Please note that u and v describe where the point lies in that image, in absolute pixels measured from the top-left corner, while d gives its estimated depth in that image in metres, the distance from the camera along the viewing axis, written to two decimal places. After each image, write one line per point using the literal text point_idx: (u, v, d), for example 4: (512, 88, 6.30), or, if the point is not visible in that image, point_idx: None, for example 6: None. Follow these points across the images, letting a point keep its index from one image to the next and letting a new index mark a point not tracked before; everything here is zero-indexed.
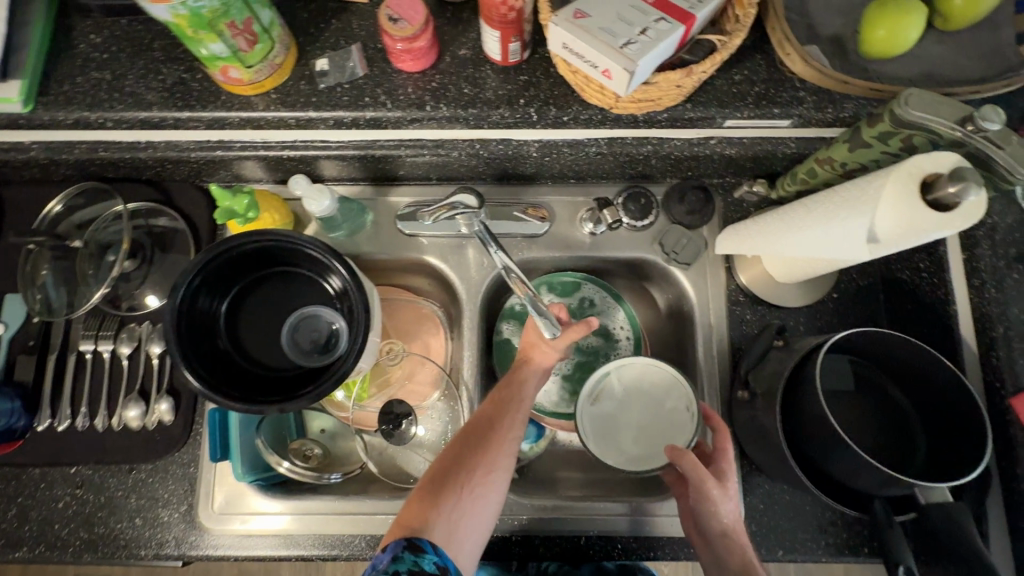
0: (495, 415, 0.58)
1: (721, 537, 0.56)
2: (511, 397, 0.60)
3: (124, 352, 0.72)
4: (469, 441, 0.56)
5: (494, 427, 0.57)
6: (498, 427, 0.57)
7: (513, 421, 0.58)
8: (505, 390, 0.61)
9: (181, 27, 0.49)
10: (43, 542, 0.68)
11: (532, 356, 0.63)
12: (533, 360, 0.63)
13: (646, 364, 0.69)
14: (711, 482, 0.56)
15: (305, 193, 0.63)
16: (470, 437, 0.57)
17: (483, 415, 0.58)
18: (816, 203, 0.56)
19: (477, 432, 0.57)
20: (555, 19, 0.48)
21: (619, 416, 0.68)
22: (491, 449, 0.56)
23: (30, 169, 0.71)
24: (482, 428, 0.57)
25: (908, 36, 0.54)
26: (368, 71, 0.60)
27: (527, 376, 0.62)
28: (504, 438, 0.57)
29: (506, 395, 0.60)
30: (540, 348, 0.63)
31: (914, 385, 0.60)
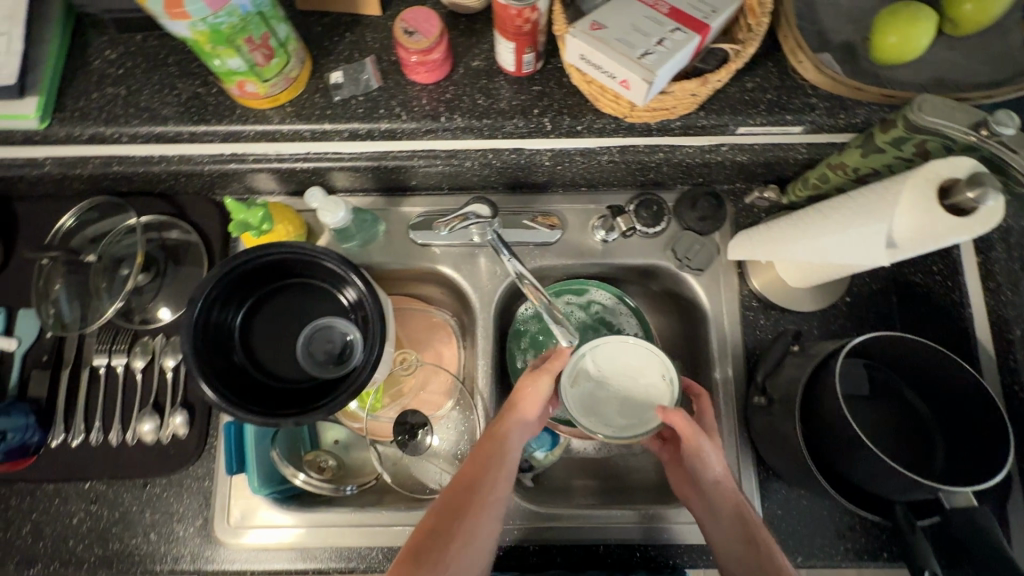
0: (476, 478, 0.57)
1: (716, 490, 0.57)
2: (492, 454, 0.58)
3: (138, 366, 0.72)
4: (449, 508, 0.56)
5: (475, 493, 0.56)
6: (477, 491, 0.56)
7: (495, 482, 0.57)
8: (486, 447, 0.59)
9: (200, 42, 0.49)
10: (58, 558, 0.68)
11: (517, 403, 0.61)
12: (517, 408, 0.61)
13: (619, 341, 0.64)
14: (701, 438, 0.57)
15: (320, 205, 0.64)
16: (451, 502, 0.56)
17: (466, 477, 0.58)
18: (832, 209, 0.56)
19: (458, 497, 0.56)
20: (572, 31, 0.49)
21: (600, 392, 0.63)
22: (472, 517, 0.55)
23: (44, 184, 0.71)
24: (463, 492, 0.56)
25: (920, 44, 0.54)
26: (383, 83, 0.61)
27: (513, 428, 0.60)
28: (484, 503, 0.56)
29: (487, 453, 0.59)
30: (524, 394, 0.61)
31: (931, 389, 0.60)
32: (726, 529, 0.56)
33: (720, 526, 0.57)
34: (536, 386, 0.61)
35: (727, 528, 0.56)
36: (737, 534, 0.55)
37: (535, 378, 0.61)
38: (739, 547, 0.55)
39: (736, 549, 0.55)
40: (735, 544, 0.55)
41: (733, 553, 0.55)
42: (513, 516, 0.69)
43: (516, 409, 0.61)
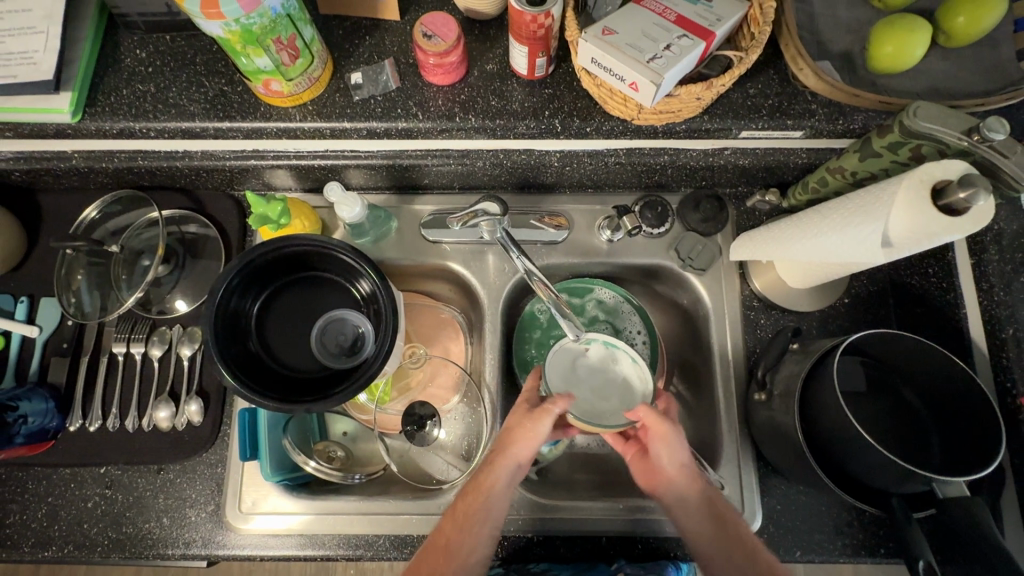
0: (457, 537, 0.59)
1: (684, 479, 0.61)
2: (475, 511, 0.59)
3: (155, 354, 0.74)
4: (427, 567, 0.57)
5: (456, 543, 0.58)
6: (456, 551, 0.58)
7: (476, 540, 0.58)
8: (469, 503, 0.60)
9: (231, 42, 0.52)
10: (72, 541, 0.69)
11: (508, 451, 0.61)
12: (507, 456, 0.61)
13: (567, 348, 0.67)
14: (670, 429, 0.61)
15: (339, 200, 0.66)
16: (430, 561, 0.58)
17: (449, 527, 0.60)
18: (832, 209, 0.58)
19: (437, 556, 0.58)
20: (584, 36, 0.51)
21: (583, 396, 0.64)
22: (450, 567, 0.57)
23: (70, 177, 0.73)
24: (442, 551, 0.58)
25: (915, 54, 0.57)
26: (401, 84, 0.64)
27: (497, 476, 0.61)
28: (463, 563, 0.57)
29: (470, 510, 0.60)
30: (515, 442, 0.61)
31: (926, 386, 0.62)
32: (698, 516, 0.60)
33: (691, 514, 0.60)
34: (529, 434, 0.61)
35: (699, 516, 0.60)
36: (710, 518, 0.60)
37: (530, 424, 0.61)
38: (711, 530, 0.59)
39: (710, 531, 0.59)
40: (708, 527, 0.59)
41: (707, 535, 0.59)
42: (518, 507, 0.71)
43: (506, 459, 0.61)
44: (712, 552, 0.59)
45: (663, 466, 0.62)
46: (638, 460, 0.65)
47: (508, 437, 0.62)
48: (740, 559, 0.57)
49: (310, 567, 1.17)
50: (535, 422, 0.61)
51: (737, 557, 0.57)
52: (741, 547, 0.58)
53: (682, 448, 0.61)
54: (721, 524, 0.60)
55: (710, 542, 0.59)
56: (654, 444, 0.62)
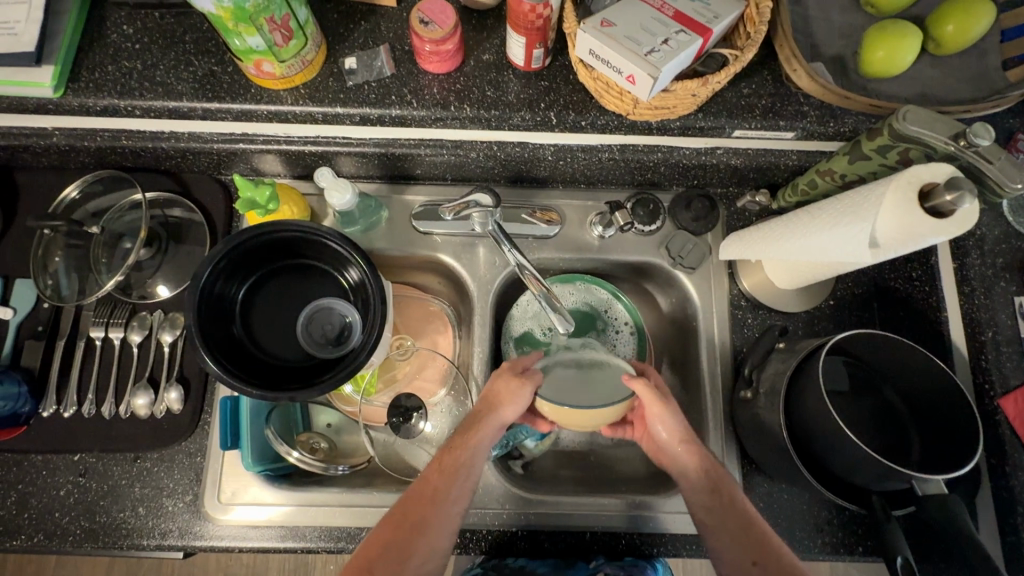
0: (442, 488, 0.58)
1: (686, 456, 0.62)
2: (461, 465, 0.59)
3: (135, 340, 0.72)
4: (413, 520, 0.56)
5: (440, 495, 0.58)
6: (442, 503, 0.57)
7: (460, 492, 0.58)
8: (455, 456, 0.59)
9: (223, 19, 0.50)
10: (42, 530, 0.67)
11: (494, 410, 0.61)
12: (493, 414, 0.61)
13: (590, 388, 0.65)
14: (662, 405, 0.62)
15: (329, 185, 0.65)
16: (413, 511, 0.57)
17: (433, 479, 0.58)
18: (821, 211, 0.59)
19: (422, 505, 0.57)
20: (583, 27, 0.51)
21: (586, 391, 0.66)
22: (434, 517, 0.56)
23: (49, 155, 0.71)
24: (428, 503, 0.57)
25: (905, 60, 0.58)
26: (396, 71, 0.63)
27: (482, 432, 0.60)
28: (447, 516, 0.57)
29: (456, 464, 0.59)
30: (500, 403, 0.61)
31: (911, 388, 0.63)
32: (702, 496, 0.60)
33: (696, 494, 0.60)
34: (514, 393, 0.61)
35: (703, 497, 0.60)
36: (713, 502, 0.59)
37: (515, 386, 0.61)
38: (716, 511, 0.59)
39: (715, 518, 0.59)
40: (712, 510, 0.59)
41: (714, 522, 0.59)
42: (501, 500, 0.71)
43: (490, 420, 0.61)
44: (716, 535, 0.58)
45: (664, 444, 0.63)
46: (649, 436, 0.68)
47: (496, 399, 0.61)
48: (743, 542, 0.57)
49: (288, 564, 1.15)
50: (523, 388, 0.61)
51: (743, 546, 0.56)
52: (748, 534, 0.57)
53: (681, 424, 0.63)
54: (727, 508, 0.59)
55: (716, 522, 0.58)
56: (652, 424, 0.63)
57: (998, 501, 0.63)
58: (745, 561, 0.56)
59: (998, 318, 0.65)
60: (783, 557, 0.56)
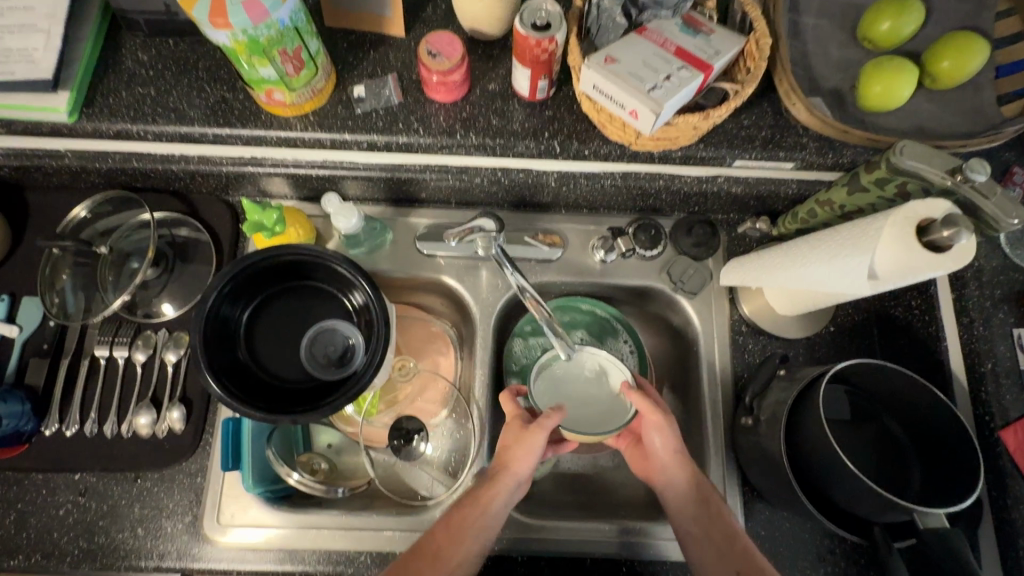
0: (449, 544, 0.58)
1: (677, 468, 0.63)
2: (471, 522, 0.59)
3: (139, 359, 0.72)
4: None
5: (444, 553, 0.57)
6: (447, 561, 0.57)
7: (466, 553, 0.58)
8: (467, 513, 0.60)
9: (237, 51, 0.52)
10: (40, 550, 0.67)
11: (510, 465, 0.62)
12: (508, 470, 0.62)
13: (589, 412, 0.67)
14: (661, 413, 0.64)
15: (335, 210, 0.66)
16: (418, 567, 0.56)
17: (438, 537, 0.58)
18: (821, 240, 0.59)
19: (427, 563, 0.56)
20: (587, 63, 0.53)
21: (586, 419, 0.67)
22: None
23: (61, 176, 0.72)
24: (432, 560, 0.57)
25: (903, 95, 0.59)
26: (403, 99, 0.64)
27: (497, 487, 0.61)
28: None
29: (466, 521, 0.59)
30: (514, 459, 0.62)
31: (911, 419, 0.63)
32: (689, 509, 0.62)
33: (683, 503, 0.62)
34: (528, 450, 0.62)
35: (690, 508, 0.62)
36: (698, 513, 0.61)
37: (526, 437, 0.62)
38: (704, 526, 0.61)
39: (699, 527, 0.61)
40: (699, 522, 0.61)
41: (700, 533, 0.61)
42: (501, 524, 0.70)
43: (506, 476, 0.62)
44: (699, 543, 0.60)
45: (657, 453, 0.65)
46: (638, 449, 0.70)
47: (510, 453, 0.62)
48: (727, 553, 0.58)
49: None
50: (534, 439, 0.62)
51: (726, 556, 0.58)
52: (733, 546, 0.59)
53: (676, 434, 0.64)
54: (712, 520, 0.61)
55: (702, 534, 0.60)
56: (647, 431, 0.65)
57: (1000, 533, 0.63)
58: (727, 571, 0.57)
59: (996, 349, 0.65)
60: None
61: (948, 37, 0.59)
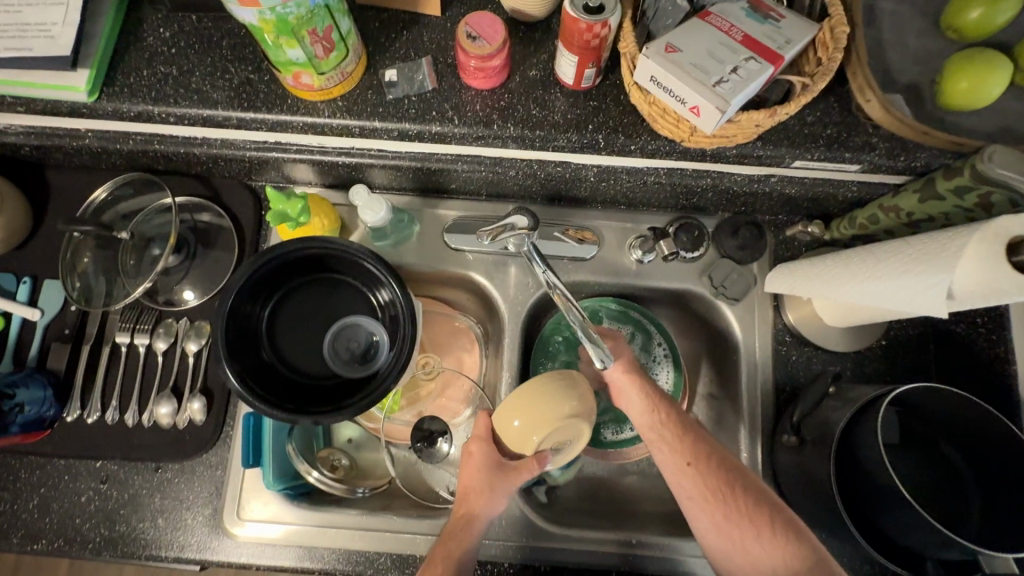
0: None
1: (627, 382, 0.62)
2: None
3: (160, 347, 0.71)
4: None
5: None
6: None
7: None
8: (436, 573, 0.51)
9: (264, 30, 0.48)
10: (62, 536, 0.67)
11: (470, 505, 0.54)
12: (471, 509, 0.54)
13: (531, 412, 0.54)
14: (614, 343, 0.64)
15: (364, 203, 0.63)
16: None
17: None
18: (887, 253, 0.54)
19: None
20: (645, 51, 0.47)
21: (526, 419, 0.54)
22: None
23: (81, 156, 0.70)
24: None
25: (990, 93, 0.53)
26: (437, 85, 0.60)
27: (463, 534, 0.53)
28: None
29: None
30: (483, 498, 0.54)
31: (972, 448, 0.59)
32: (646, 420, 0.61)
33: (639, 418, 0.61)
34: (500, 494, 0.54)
35: (645, 418, 0.61)
36: (652, 418, 0.60)
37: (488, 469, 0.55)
38: (656, 428, 0.60)
39: (655, 433, 0.60)
40: (654, 425, 0.60)
41: (659, 437, 0.60)
42: (524, 532, 0.68)
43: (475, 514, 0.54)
44: (659, 450, 0.60)
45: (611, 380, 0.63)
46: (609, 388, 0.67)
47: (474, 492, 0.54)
48: (677, 448, 0.58)
49: None
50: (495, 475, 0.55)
51: (677, 449, 0.58)
52: (683, 439, 0.59)
53: (625, 355, 0.63)
54: (665, 420, 0.60)
55: (656, 439, 0.60)
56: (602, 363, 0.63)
57: None
58: (679, 464, 0.58)
59: None
60: (720, 461, 0.57)
61: None
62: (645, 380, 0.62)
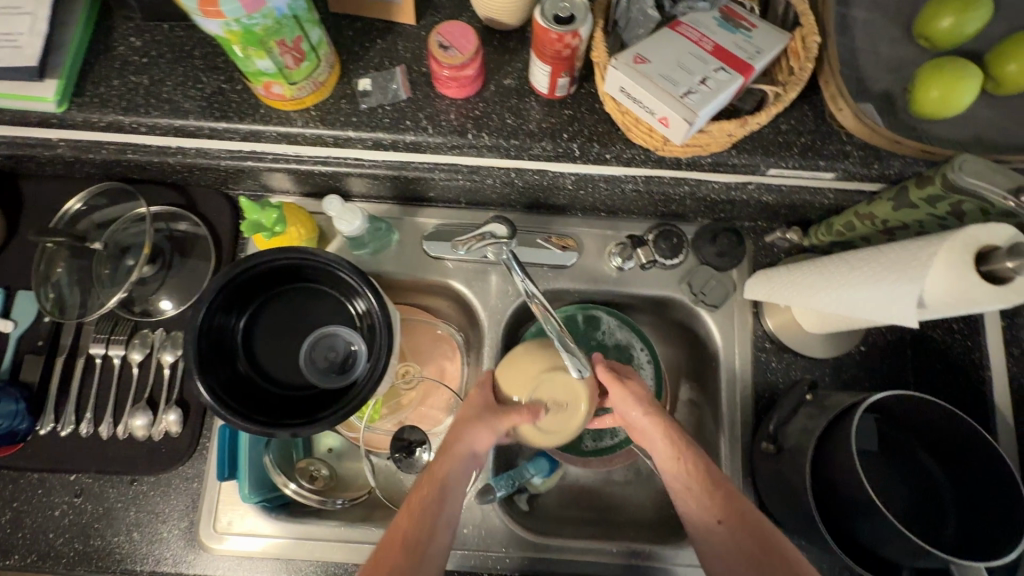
0: (413, 529, 0.52)
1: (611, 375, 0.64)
2: (428, 503, 0.54)
3: (135, 358, 0.70)
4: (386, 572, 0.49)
5: (410, 543, 0.51)
6: (416, 550, 0.51)
7: (433, 535, 0.52)
8: (423, 494, 0.54)
9: (231, 41, 0.47)
10: (35, 551, 0.66)
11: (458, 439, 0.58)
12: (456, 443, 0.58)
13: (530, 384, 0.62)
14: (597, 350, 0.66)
15: (337, 213, 0.63)
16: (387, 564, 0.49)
17: (399, 529, 0.52)
18: (861, 261, 0.54)
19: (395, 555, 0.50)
20: (614, 62, 0.47)
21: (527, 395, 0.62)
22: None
23: (55, 165, 0.69)
24: (399, 552, 0.50)
25: (962, 102, 0.53)
26: (412, 94, 0.59)
27: (447, 462, 0.57)
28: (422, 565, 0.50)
29: (424, 501, 0.54)
30: (468, 431, 0.58)
31: (947, 455, 0.59)
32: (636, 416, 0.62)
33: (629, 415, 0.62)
34: (486, 424, 0.59)
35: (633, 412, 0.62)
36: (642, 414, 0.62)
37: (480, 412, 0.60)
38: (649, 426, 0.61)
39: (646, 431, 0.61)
40: (647, 426, 0.61)
41: (650, 434, 0.61)
42: (503, 542, 0.68)
43: (461, 444, 0.58)
44: (652, 444, 0.61)
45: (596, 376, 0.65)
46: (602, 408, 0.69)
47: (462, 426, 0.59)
48: (669, 444, 0.60)
49: None
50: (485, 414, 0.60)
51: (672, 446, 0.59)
52: (675, 440, 0.59)
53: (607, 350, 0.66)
54: (656, 418, 0.61)
55: (649, 437, 0.61)
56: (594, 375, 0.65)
57: None
58: (671, 461, 0.58)
59: None
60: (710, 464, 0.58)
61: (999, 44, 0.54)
62: (626, 373, 0.65)
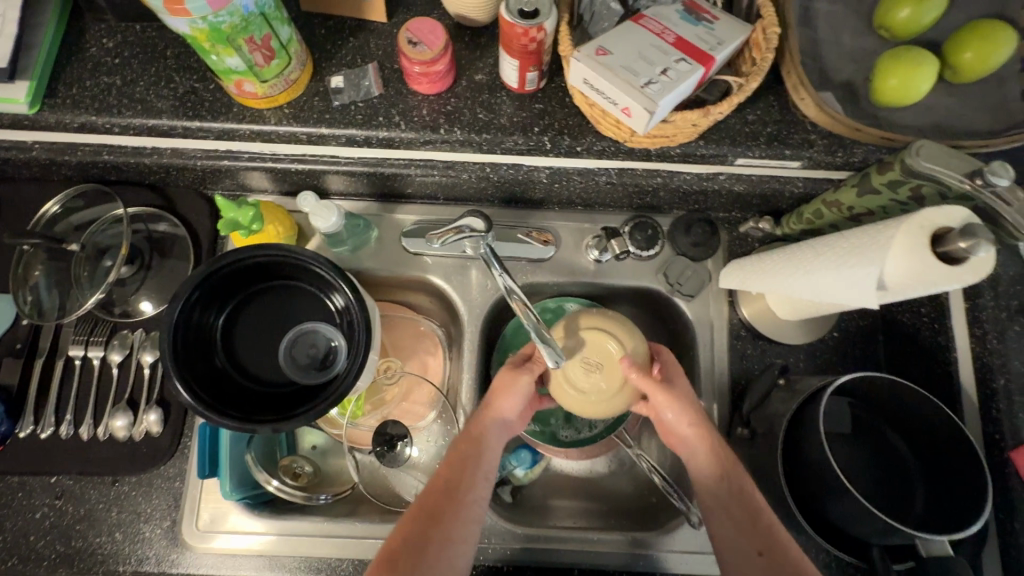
0: (455, 477, 0.57)
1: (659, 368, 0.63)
2: (467, 456, 0.58)
3: (115, 359, 0.70)
4: (429, 511, 0.55)
5: (453, 489, 0.56)
6: (456, 494, 0.56)
7: (471, 481, 0.57)
8: (462, 449, 0.59)
9: (199, 40, 0.48)
10: (17, 554, 0.65)
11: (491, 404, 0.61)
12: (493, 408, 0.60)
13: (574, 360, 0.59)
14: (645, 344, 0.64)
15: (313, 209, 0.63)
16: (427, 505, 0.55)
17: (442, 480, 0.57)
18: (826, 247, 0.56)
19: (438, 499, 0.55)
20: (577, 54, 0.48)
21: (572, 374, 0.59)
22: (443, 518, 0.54)
23: (31, 168, 0.69)
24: (445, 495, 0.55)
25: (920, 90, 0.54)
26: (384, 91, 0.60)
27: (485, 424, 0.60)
28: (465, 509, 0.55)
29: (464, 454, 0.58)
30: (501, 395, 0.61)
31: (916, 435, 0.60)
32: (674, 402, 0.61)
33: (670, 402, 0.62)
34: (515, 387, 0.61)
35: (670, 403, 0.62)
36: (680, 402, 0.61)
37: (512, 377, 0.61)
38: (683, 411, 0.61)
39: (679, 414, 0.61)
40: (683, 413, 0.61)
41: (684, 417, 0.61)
42: (486, 533, 0.69)
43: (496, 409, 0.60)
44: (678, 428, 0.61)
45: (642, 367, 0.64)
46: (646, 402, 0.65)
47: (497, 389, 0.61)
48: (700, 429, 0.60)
49: None
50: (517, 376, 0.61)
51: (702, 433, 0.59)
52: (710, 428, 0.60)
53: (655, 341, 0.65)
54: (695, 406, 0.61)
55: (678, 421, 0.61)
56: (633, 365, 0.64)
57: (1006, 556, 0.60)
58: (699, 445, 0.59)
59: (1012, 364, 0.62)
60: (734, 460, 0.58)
61: (957, 33, 0.56)
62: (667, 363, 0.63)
